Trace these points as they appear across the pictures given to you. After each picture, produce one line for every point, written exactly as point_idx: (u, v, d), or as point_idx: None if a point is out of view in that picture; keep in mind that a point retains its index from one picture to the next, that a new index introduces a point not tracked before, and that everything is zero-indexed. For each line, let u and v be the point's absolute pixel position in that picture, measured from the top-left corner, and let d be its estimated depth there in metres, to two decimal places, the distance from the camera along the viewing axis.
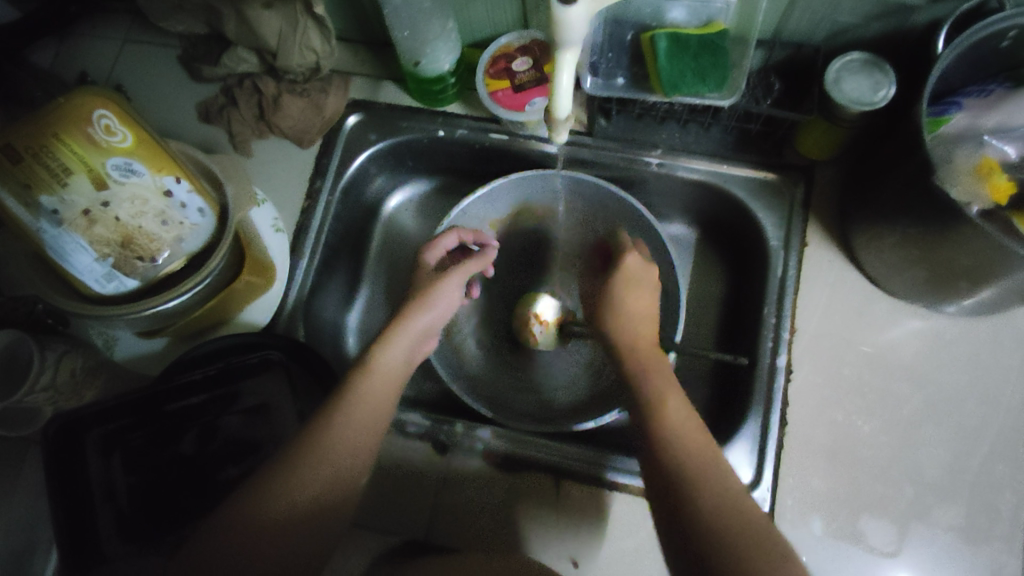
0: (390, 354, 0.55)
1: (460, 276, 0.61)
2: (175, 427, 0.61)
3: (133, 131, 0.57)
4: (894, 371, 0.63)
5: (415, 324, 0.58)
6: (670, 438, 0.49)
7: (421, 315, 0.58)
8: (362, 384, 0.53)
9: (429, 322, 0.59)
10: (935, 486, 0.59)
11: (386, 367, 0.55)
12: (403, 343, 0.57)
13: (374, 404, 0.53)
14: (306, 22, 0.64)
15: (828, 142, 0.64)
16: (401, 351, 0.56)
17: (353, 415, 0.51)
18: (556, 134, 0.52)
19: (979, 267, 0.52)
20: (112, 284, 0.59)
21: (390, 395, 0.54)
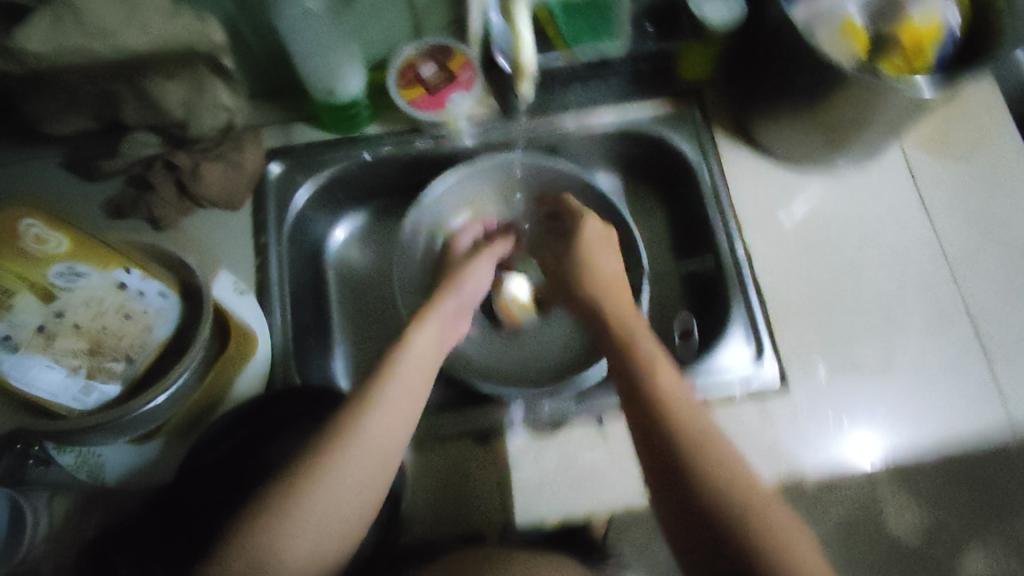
0: (425, 337, 0.56)
1: (489, 259, 0.70)
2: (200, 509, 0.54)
3: (67, 233, 0.53)
4: (824, 224, 0.74)
5: (443, 304, 0.61)
6: (666, 392, 0.50)
7: (443, 303, 0.61)
8: (399, 363, 0.52)
9: (458, 302, 0.63)
10: (891, 302, 0.70)
11: (423, 347, 0.55)
12: (438, 326, 0.58)
13: (415, 386, 0.52)
14: (213, 83, 0.63)
15: (706, 60, 0.74)
16: (433, 330, 0.58)
17: (396, 394, 0.50)
18: (522, 87, 0.59)
19: (862, 114, 0.64)
20: (92, 397, 0.53)
21: (426, 373, 0.54)
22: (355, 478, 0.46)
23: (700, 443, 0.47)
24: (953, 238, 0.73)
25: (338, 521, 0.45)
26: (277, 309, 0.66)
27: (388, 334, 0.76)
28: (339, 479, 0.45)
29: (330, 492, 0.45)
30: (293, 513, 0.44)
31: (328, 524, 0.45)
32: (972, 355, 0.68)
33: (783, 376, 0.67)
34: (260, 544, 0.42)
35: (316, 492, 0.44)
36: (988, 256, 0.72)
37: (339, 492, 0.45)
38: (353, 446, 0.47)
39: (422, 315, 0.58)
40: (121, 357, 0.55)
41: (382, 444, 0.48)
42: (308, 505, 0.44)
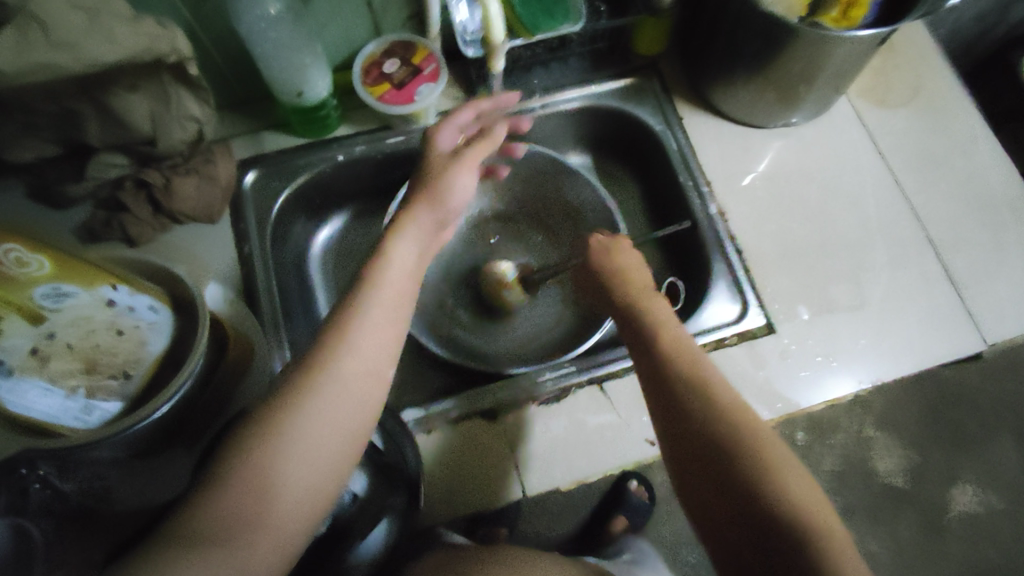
0: (402, 248, 0.53)
1: (473, 162, 0.59)
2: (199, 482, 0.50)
3: (49, 254, 0.49)
4: (787, 176, 0.78)
5: (418, 212, 0.55)
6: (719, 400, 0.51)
7: (414, 218, 0.55)
8: (374, 279, 0.50)
9: (442, 209, 0.56)
10: (858, 242, 0.74)
11: (400, 261, 0.52)
12: (413, 235, 0.54)
13: (398, 304, 0.50)
14: (177, 90, 0.61)
15: (660, 34, 0.77)
16: (413, 238, 0.54)
17: (376, 311, 0.48)
18: (495, 65, 0.66)
19: (813, 65, 0.67)
20: (94, 416, 0.53)
21: (404, 291, 0.51)
22: (350, 406, 0.45)
23: (746, 449, 0.49)
24: (907, 176, 0.77)
25: (338, 449, 0.44)
26: (268, 314, 0.66)
27: None
28: (334, 406, 0.44)
29: (328, 417, 0.44)
30: (279, 453, 0.42)
31: (327, 454, 0.43)
32: (938, 282, 0.72)
33: (768, 322, 0.70)
34: (254, 468, 0.41)
35: (309, 421, 0.43)
36: (940, 189, 0.76)
37: (337, 421, 0.44)
38: (336, 374, 0.45)
39: (399, 228, 0.54)
40: (118, 374, 0.54)
41: (367, 360, 0.46)
42: (294, 436, 0.42)
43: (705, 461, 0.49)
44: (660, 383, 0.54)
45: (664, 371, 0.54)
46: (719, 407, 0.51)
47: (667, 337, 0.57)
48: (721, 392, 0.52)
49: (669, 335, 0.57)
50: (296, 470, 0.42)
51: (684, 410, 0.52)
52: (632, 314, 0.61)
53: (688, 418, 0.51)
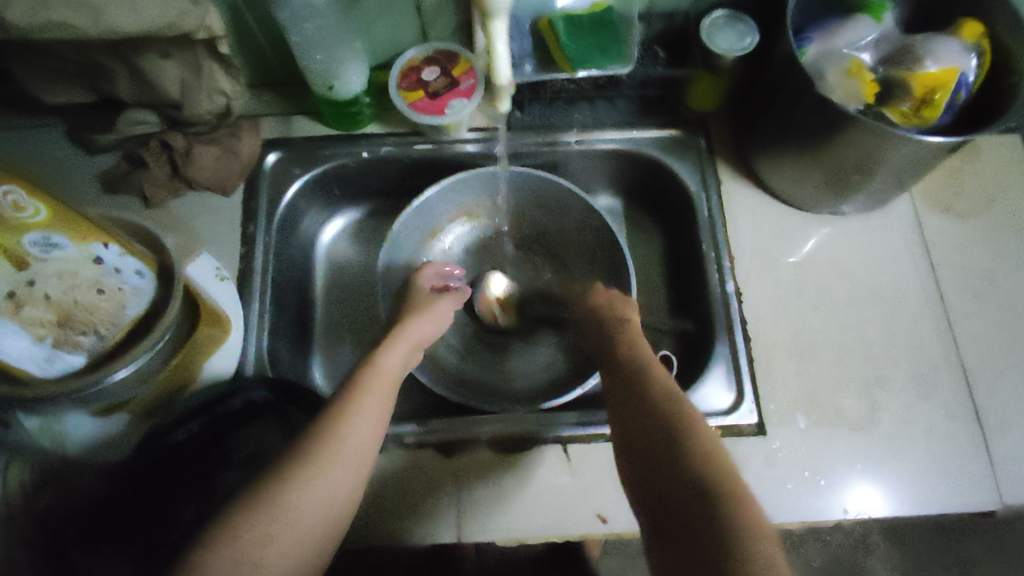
0: (394, 357, 0.56)
1: (454, 299, 0.66)
2: (168, 501, 0.53)
3: (47, 202, 0.48)
4: (823, 268, 0.72)
5: (411, 329, 0.60)
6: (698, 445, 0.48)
7: (408, 330, 0.60)
8: (366, 378, 0.52)
9: (427, 323, 0.62)
10: (882, 357, 0.68)
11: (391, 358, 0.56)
12: (403, 342, 0.58)
13: (385, 385, 0.53)
14: (210, 65, 0.63)
15: (715, 92, 0.73)
16: (401, 351, 0.57)
17: (366, 408, 0.49)
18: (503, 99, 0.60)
19: (866, 160, 0.62)
20: (55, 366, 0.53)
21: (392, 387, 0.53)
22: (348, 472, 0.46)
23: (723, 500, 0.44)
24: (956, 295, 0.70)
25: (329, 517, 0.45)
26: (254, 299, 0.66)
27: (365, 333, 0.75)
28: (334, 473, 0.45)
29: (329, 485, 0.45)
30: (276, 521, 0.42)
31: (316, 526, 0.44)
32: (962, 420, 0.65)
33: (760, 423, 0.65)
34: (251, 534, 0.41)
35: (307, 488, 0.44)
36: (989, 316, 0.69)
37: (338, 489, 0.45)
38: (336, 456, 0.46)
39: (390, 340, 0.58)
40: (90, 331, 0.54)
41: (358, 450, 0.47)
42: (297, 502, 0.43)
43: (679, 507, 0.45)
44: (644, 439, 0.50)
45: (648, 426, 0.50)
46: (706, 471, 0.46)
47: (653, 391, 0.53)
48: (716, 460, 0.47)
49: (654, 387, 0.54)
50: (286, 533, 0.42)
51: (668, 472, 0.47)
52: (620, 356, 0.58)
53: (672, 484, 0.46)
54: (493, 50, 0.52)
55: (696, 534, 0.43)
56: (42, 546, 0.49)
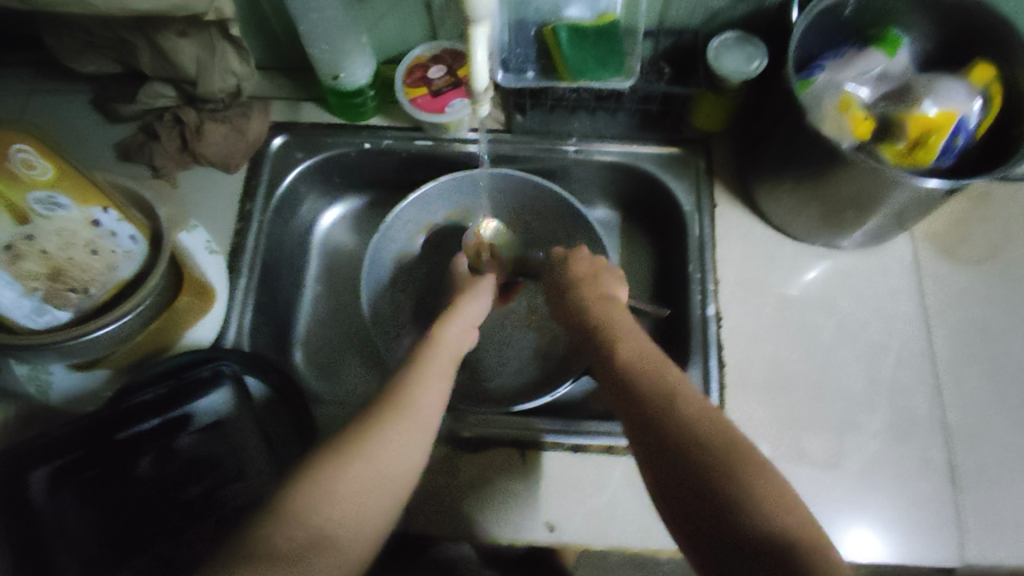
0: (450, 337, 0.59)
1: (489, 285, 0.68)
2: (127, 454, 0.57)
3: (55, 162, 0.53)
4: (810, 303, 0.71)
5: (462, 319, 0.62)
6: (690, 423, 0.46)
7: (459, 321, 0.61)
8: (428, 355, 0.55)
9: (477, 309, 0.64)
10: (859, 399, 0.66)
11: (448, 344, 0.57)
12: (458, 334, 0.60)
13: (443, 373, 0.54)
14: (223, 47, 0.66)
15: (719, 113, 0.72)
16: (458, 341, 0.59)
17: (429, 379, 0.52)
18: (478, 109, 0.57)
19: (863, 194, 0.60)
20: (43, 319, 0.56)
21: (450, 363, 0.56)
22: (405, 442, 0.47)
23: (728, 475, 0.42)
24: (947, 343, 0.68)
25: (402, 474, 0.46)
26: (243, 275, 0.68)
27: (349, 319, 0.77)
28: (396, 433, 0.47)
29: (400, 439, 0.47)
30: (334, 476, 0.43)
31: (386, 481, 0.45)
32: (934, 471, 0.63)
33: None
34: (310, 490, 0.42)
35: (379, 439, 0.46)
36: (978, 370, 0.66)
37: (390, 459, 0.46)
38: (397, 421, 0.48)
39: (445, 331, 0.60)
40: (79, 289, 0.57)
41: (428, 415, 0.49)
42: (356, 462, 0.44)
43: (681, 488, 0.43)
44: (641, 418, 0.47)
45: (644, 408, 0.48)
46: (730, 456, 0.43)
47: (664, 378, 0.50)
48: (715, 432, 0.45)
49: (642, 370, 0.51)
50: (360, 476, 0.44)
51: (668, 446, 0.45)
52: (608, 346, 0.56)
53: (690, 475, 0.43)
54: (472, 55, 0.50)
55: (704, 520, 0.40)
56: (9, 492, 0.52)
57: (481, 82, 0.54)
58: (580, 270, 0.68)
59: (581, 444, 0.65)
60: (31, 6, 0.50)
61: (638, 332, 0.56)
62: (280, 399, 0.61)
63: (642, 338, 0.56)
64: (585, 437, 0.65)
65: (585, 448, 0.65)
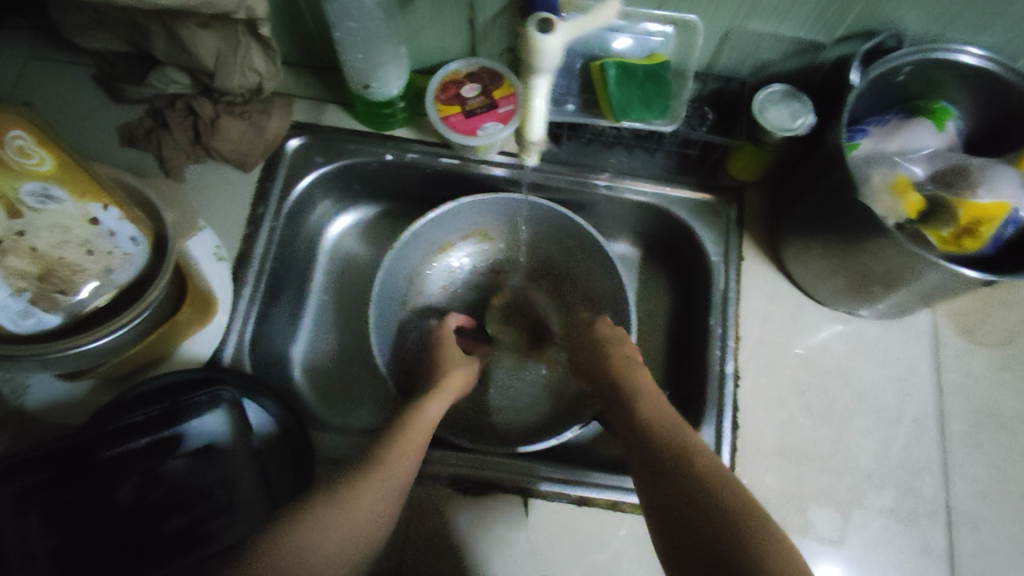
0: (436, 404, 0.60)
1: (462, 372, 0.65)
2: (107, 477, 0.53)
3: (53, 152, 0.48)
4: (828, 369, 0.70)
5: (413, 429, 0.55)
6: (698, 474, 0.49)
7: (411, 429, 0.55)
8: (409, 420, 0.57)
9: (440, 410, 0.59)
10: (869, 474, 0.65)
11: (396, 469, 0.51)
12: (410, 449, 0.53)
13: (363, 508, 0.48)
14: (248, 43, 0.61)
15: (756, 164, 0.70)
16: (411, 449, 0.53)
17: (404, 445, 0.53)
18: (529, 153, 0.63)
19: (891, 273, 0.59)
20: (27, 322, 0.51)
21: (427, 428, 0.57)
22: (358, 535, 0.47)
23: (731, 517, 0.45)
24: (958, 425, 0.67)
25: (361, 540, 0.47)
26: (248, 284, 0.64)
27: (354, 336, 0.73)
28: (362, 494, 0.49)
29: (360, 506, 0.48)
30: (296, 535, 0.45)
31: (346, 544, 0.46)
32: (933, 555, 0.62)
33: None
34: (277, 543, 0.44)
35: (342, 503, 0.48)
36: (987, 456, 0.66)
37: (354, 523, 0.47)
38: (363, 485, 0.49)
39: (397, 442, 0.54)
40: (68, 290, 0.52)
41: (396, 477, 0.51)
42: (321, 519, 0.46)
43: (690, 532, 0.46)
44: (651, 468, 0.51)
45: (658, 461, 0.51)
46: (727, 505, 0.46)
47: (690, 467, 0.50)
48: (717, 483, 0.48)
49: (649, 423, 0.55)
50: (328, 533, 0.46)
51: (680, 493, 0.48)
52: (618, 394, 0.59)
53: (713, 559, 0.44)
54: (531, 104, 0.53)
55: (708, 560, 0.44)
56: None
57: (534, 129, 0.57)
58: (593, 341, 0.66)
59: (588, 497, 0.63)
60: None
61: (660, 413, 0.56)
62: (280, 428, 0.57)
63: (667, 418, 0.55)
64: (592, 488, 0.63)
65: (592, 501, 0.63)
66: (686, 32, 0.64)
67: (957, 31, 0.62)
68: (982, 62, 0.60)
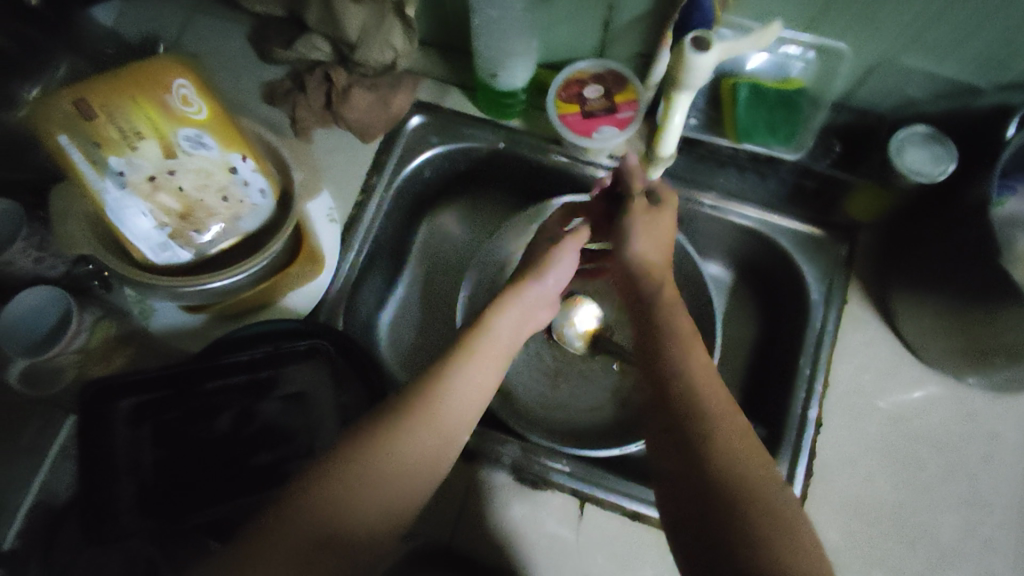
0: (505, 325, 0.57)
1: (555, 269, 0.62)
2: (210, 407, 0.58)
3: (209, 103, 0.55)
4: (920, 434, 0.66)
5: (451, 395, 0.50)
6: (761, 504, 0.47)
7: (456, 387, 0.51)
8: (477, 344, 0.54)
9: (506, 332, 0.57)
10: (947, 551, 0.61)
11: (438, 432, 0.49)
12: (460, 402, 0.50)
13: (409, 472, 0.47)
14: (393, 21, 0.64)
15: (878, 207, 0.68)
16: (474, 387, 0.52)
17: (471, 378, 0.52)
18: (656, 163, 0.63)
19: (1022, 347, 0.55)
20: (165, 255, 0.55)
21: (496, 357, 0.55)
22: (415, 481, 0.47)
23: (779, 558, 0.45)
24: None
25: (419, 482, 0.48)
26: (353, 248, 0.68)
27: (438, 312, 0.76)
28: (426, 439, 0.48)
29: (419, 452, 0.48)
30: (361, 479, 0.45)
31: (404, 487, 0.47)
32: None
33: None
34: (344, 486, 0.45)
35: (408, 445, 0.47)
36: None
37: (412, 468, 0.47)
38: (430, 427, 0.49)
39: (449, 389, 0.51)
40: (202, 230, 0.56)
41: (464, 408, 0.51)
42: (390, 463, 0.47)
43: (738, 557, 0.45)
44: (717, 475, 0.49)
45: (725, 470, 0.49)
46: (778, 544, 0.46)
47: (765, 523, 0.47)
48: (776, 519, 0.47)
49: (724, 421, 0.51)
50: (390, 481, 0.46)
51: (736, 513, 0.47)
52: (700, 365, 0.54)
53: None
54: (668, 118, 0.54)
55: None
56: (93, 410, 0.55)
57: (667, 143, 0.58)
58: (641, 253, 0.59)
59: (645, 514, 0.62)
60: None
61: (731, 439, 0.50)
62: (363, 386, 0.60)
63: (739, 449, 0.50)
64: (650, 507, 0.62)
65: (648, 519, 0.62)
66: (830, 58, 0.62)
67: None
68: None
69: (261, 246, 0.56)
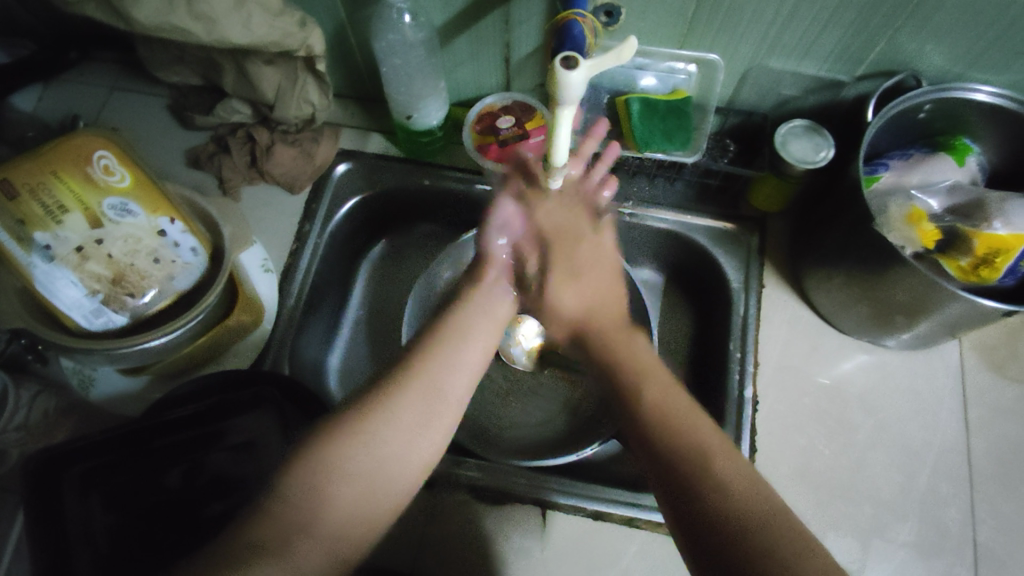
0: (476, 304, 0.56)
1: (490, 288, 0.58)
2: (160, 464, 0.58)
3: (131, 170, 0.57)
4: (850, 399, 0.70)
5: (420, 398, 0.49)
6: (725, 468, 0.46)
7: (431, 387, 0.50)
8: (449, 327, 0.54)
9: (479, 317, 0.56)
10: (890, 505, 0.65)
11: (407, 424, 0.48)
12: (433, 384, 0.50)
13: (372, 477, 0.46)
14: (306, 78, 0.68)
15: (777, 198, 0.73)
16: (450, 373, 0.51)
17: (440, 363, 0.51)
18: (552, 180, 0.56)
19: (917, 299, 0.60)
20: (100, 320, 0.56)
21: (476, 340, 0.54)
22: (387, 483, 0.47)
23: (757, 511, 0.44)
24: (987, 461, 0.66)
25: (393, 485, 0.47)
26: (292, 294, 0.69)
27: (385, 347, 0.78)
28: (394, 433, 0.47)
29: (388, 445, 0.47)
30: (328, 484, 0.45)
31: (371, 495, 0.46)
32: None
33: None
34: (310, 491, 0.44)
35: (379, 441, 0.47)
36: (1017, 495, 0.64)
37: (378, 468, 0.46)
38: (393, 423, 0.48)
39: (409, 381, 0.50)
40: (136, 293, 0.56)
41: (434, 388, 0.50)
42: (348, 464, 0.46)
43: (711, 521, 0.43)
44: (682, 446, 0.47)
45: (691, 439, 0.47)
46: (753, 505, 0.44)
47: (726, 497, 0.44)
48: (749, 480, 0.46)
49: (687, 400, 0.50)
50: (354, 483, 0.45)
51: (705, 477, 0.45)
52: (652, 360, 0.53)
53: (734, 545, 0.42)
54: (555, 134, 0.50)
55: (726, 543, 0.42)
56: (42, 479, 0.55)
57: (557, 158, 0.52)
58: (569, 310, 0.56)
59: (605, 512, 0.63)
60: (131, 26, 0.54)
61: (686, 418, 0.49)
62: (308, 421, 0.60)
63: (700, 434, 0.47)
64: (607, 505, 0.63)
65: (609, 517, 0.63)
66: (708, 70, 0.69)
67: (979, 71, 0.64)
68: (995, 99, 0.62)
69: (196, 301, 0.57)
